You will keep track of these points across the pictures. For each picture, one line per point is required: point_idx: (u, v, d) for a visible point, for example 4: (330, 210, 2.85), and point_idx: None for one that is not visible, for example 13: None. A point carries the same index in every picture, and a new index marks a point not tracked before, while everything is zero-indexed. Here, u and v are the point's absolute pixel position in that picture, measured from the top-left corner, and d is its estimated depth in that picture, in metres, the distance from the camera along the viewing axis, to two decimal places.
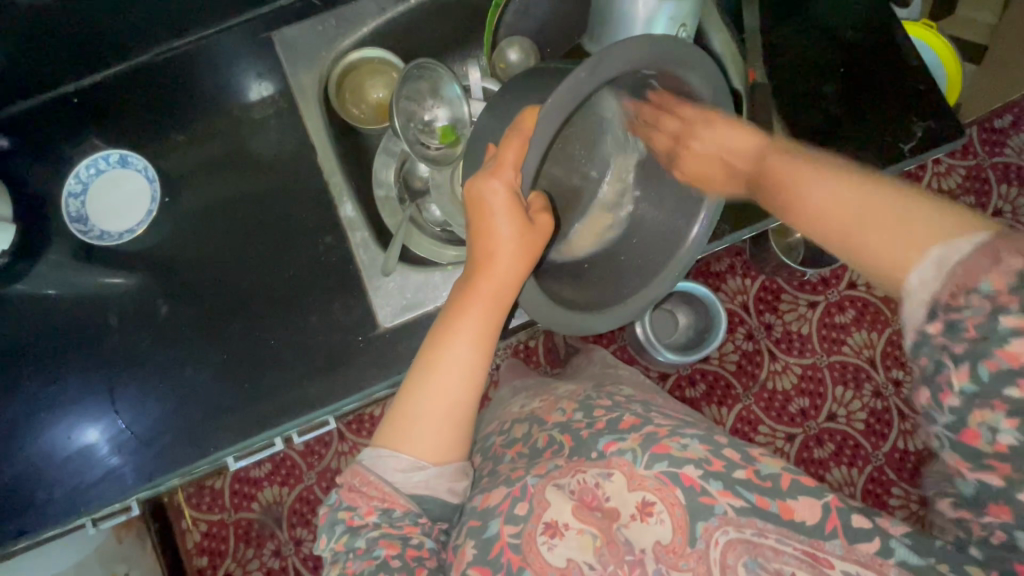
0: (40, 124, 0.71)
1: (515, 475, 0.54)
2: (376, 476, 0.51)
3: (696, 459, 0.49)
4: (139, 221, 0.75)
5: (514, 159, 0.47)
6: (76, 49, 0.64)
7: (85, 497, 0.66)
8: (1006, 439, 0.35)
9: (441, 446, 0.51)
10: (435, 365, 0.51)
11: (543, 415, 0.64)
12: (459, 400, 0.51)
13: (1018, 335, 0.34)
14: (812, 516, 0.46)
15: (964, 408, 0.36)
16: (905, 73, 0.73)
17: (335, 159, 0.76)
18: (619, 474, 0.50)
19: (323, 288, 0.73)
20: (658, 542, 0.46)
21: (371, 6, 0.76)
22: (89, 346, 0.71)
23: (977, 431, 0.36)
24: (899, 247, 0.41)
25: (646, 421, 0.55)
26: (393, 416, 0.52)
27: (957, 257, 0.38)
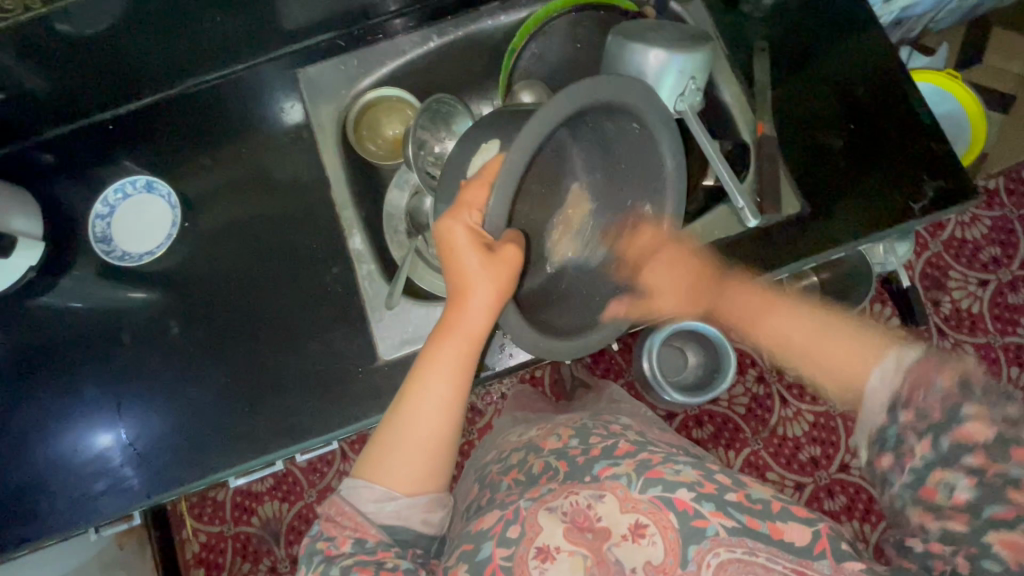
0: (78, 147, 0.77)
1: (509, 499, 0.54)
2: (350, 507, 0.51)
3: (688, 482, 0.50)
4: (159, 244, 0.77)
5: (475, 201, 0.49)
6: (117, 79, 0.71)
7: (85, 510, 0.68)
8: (963, 496, 0.40)
9: (414, 479, 0.52)
10: (410, 395, 0.52)
11: (539, 442, 0.65)
12: (435, 433, 0.52)
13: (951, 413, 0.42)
14: (801, 539, 0.47)
15: (926, 470, 0.41)
16: (918, 131, 0.73)
17: (348, 196, 0.76)
18: (611, 496, 0.50)
19: (328, 318, 0.74)
20: (648, 562, 0.46)
21: (393, 46, 0.79)
22: (100, 362, 0.73)
23: (937, 487, 0.41)
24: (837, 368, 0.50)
25: (640, 449, 0.56)
26: (372, 447, 0.53)
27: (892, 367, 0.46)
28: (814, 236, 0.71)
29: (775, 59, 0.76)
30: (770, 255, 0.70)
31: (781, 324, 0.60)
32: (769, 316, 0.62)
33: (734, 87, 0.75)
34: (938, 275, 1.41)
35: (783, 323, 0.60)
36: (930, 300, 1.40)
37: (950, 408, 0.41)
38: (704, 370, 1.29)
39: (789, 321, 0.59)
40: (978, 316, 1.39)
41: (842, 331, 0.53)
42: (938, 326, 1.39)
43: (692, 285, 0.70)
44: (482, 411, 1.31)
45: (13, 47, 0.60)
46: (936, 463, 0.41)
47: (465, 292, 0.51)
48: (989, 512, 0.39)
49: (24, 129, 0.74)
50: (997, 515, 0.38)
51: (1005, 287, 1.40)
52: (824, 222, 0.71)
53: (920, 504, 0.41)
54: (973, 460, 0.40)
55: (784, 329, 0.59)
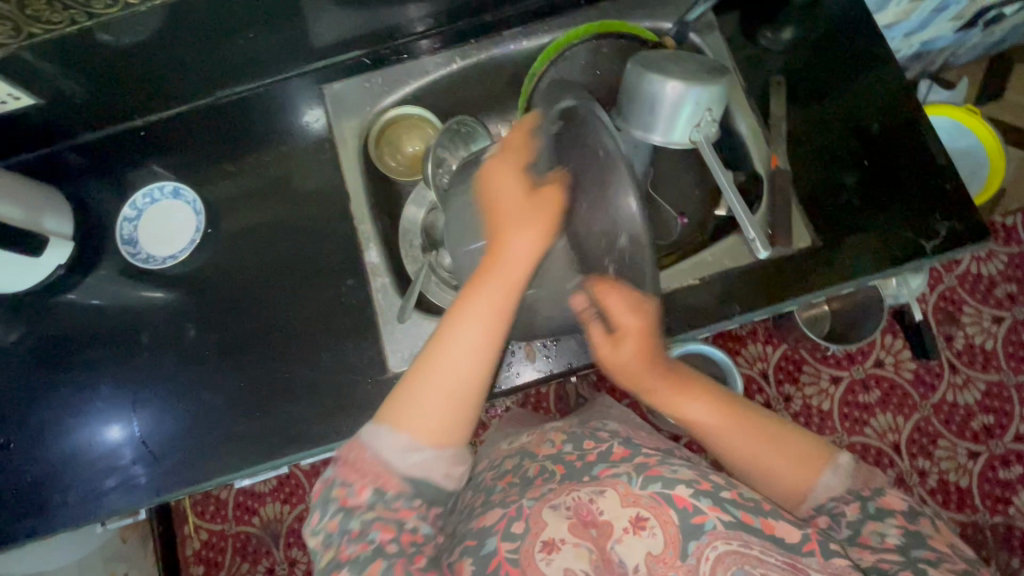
0: (111, 151, 0.80)
1: (509, 498, 0.55)
2: (372, 452, 0.49)
3: (686, 480, 0.51)
4: (182, 249, 0.78)
5: (520, 144, 0.55)
6: (152, 88, 0.75)
7: (97, 504, 0.70)
8: (892, 541, 0.50)
9: (441, 428, 0.50)
10: (441, 336, 0.52)
11: (533, 449, 0.66)
12: (465, 378, 0.51)
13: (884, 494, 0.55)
14: (790, 536, 0.49)
15: (859, 523, 0.53)
16: (932, 171, 0.73)
17: (366, 210, 0.78)
18: (612, 491, 0.51)
19: (340, 330, 0.74)
20: (649, 552, 0.47)
21: (418, 66, 0.81)
22: (119, 360, 0.75)
23: (870, 535, 0.52)
24: (794, 499, 0.57)
25: (635, 452, 0.58)
26: (398, 394, 0.51)
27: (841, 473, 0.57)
28: (824, 270, 0.71)
29: (790, 93, 0.78)
30: (778, 287, 0.71)
31: (728, 443, 0.60)
32: (710, 425, 0.60)
33: (749, 119, 0.76)
34: (952, 310, 1.40)
35: (726, 438, 0.60)
36: (943, 335, 1.39)
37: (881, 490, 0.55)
38: None
39: (731, 435, 0.60)
40: (991, 353, 1.37)
41: (787, 443, 0.59)
42: (950, 361, 1.37)
43: (700, 313, 0.71)
44: (485, 424, 1.32)
45: (57, 56, 0.64)
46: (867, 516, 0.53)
47: (509, 231, 0.52)
48: (915, 553, 0.49)
49: (62, 131, 0.77)
50: (924, 555, 0.49)
51: (1021, 325, 1.38)
52: (834, 256, 0.71)
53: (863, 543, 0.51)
54: (893, 519, 0.52)
55: (734, 450, 0.59)
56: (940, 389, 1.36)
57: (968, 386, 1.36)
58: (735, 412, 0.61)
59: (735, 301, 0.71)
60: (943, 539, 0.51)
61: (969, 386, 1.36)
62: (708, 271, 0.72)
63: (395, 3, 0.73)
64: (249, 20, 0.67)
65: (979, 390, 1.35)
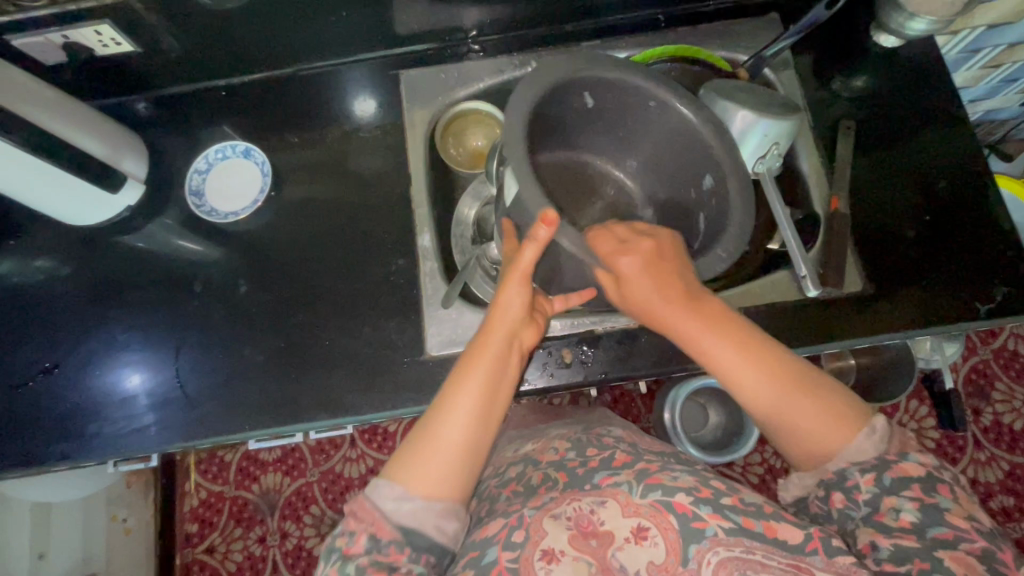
0: (191, 105, 0.84)
1: (512, 509, 0.56)
2: (371, 503, 0.51)
3: (686, 489, 0.52)
4: (245, 207, 0.81)
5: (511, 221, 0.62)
6: (241, 53, 0.78)
7: (124, 441, 0.71)
8: (907, 518, 0.51)
9: (435, 481, 0.52)
10: (453, 391, 0.55)
11: (536, 457, 0.67)
12: (455, 444, 0.53)
13: (892, 451, 0.54)
14: (792, 537, 0.51)
15: (875, 500, 0.53)
16: (995, 235, 0.72)
17: (426, 194, 0.79)
18: (612, 502, 0.52)
19: (383, 306, 0.74)
20: (651, 561, 0.49)
21: (493, 64, 0.83)
22: (167, 305, 0.78)
23: (887, 512, 0.52)
24: (815, 456, 0.56)
25: (636, 458, 0.58)
26: (403, 449, 0.54)
27: (874, 438, 0.54)
28: (872, 318, 0.70)
29: (860, 139, 0.78)
30: (824, 328, 0.70)
31: (760, 391, 0.57)
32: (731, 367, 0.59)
33: (813, 157, 0.77)
34: (983, 384, 1.37)
35: (756, 383, 0.57)
36: (970, 408, 1.35)
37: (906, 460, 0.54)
38: (724, 431, 1.28)
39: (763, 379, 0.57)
40: (1019, 434, 1.33)
41: (828, 404, 0.56)
42: (975, 436, 1.34)
43: None
44: None
45: (161, 7, 0.67)
46: (882, 496, 0.53)
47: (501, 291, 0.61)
48: (930, 533, 0.50)
49: (150, 81, 0.81)
50: (939, 535, 0.50)
51: None
52: (884, 306, 0.71)
53: (876, 527, 0.52)
54: (910, 492, 0.52)
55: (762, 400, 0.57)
56: (962, 463, 1.32)
57: (990, 464, 1.32)
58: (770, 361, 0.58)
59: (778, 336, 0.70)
60: (963, 513, 0.51)
61: (992, 465, 1.32)
62: (757, 301, 0.71)
63: None
64: None
65: (1002, 469, 1.32)
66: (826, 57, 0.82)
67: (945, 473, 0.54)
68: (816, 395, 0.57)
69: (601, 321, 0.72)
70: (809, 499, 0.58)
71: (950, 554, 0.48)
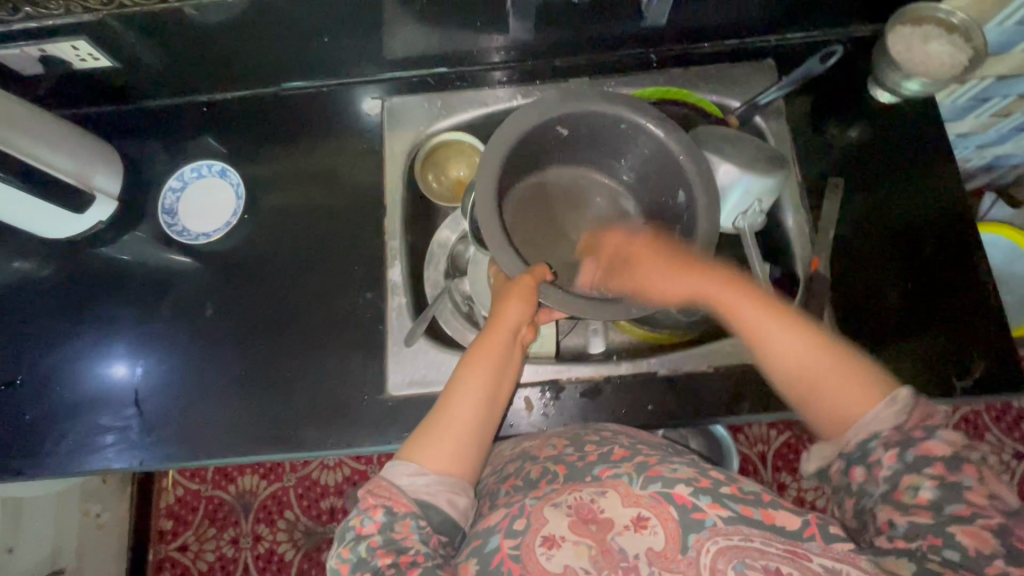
0: (171, 119, 0.83)
1: (514, 498, 0.52)
2: (385, 480, 0.51)
3: (684, 478, 0.49)
4: (217, 228, 0.79)
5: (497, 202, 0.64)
6: (222, 72, 0.77)
7: (80, 459, 0.71)
8: (926, 496, 0.46)
9: (448, 459, 0.52)
10: (465, 375, 0.57)
11: (534, 450, 0.60)
12: (468, 418, 0.54)
13: (922, 429, 0.49)
14: (790, 522, 0.47)
15: (895, 476, 0.48)
16: (981, 308, 0.70)
17: (399, 225, 0.78)
18: (612, 492, 0.49)
19: (347, 339, 0.73)
20: (650, 549, 0.46)
21: (477, 96, 0.82)
22: (132, 323, 0.77)
23: (904, 490, 0.47)
24: (835, 421, 0.53)
25: (635, 452, 0.55)
26: (417, 431, 0.54)
27: (898, 408, 0.50)
28: None
29: (848, 198, 0.76)
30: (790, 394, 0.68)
31: (779, 339, 0.56)
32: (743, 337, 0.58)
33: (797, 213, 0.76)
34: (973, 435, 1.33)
35: (772, 333, 0.57)
36: None
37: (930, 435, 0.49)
38: None
39: (777, 329, 0.57)
40: None
41: (845, 366, 0.54)
42: None
43: (706, 401, 0.69)
44: None
45: (137, 24, 0.66)
46: (903, 469, 0.48)
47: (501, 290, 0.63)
48: (947, 509, 0.46)
49: (131, 94, 0.80)
50: (956, 512, 0.45)
51: None
52: None
53: (892, 503, 0.48)
54: (931, 468, 0.47)
55: (776, 352, 0.57)
56: None
57: None
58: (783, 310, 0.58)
59: (743, 399, 0.69)
60: (989, 490, 0.46)
61: None
62: (726, 360, 0.70)
63: (466, 31, 0.74)
64: (325, 23, 0.69)
65: None
66: (819, 106, 0.79)
67: (976, 453, 0.48)
68: (837, 353, 0.55)
69: (566, 369, 0.71)
70: (829, 468, 0.53)
71: (964, 530, 0.45)
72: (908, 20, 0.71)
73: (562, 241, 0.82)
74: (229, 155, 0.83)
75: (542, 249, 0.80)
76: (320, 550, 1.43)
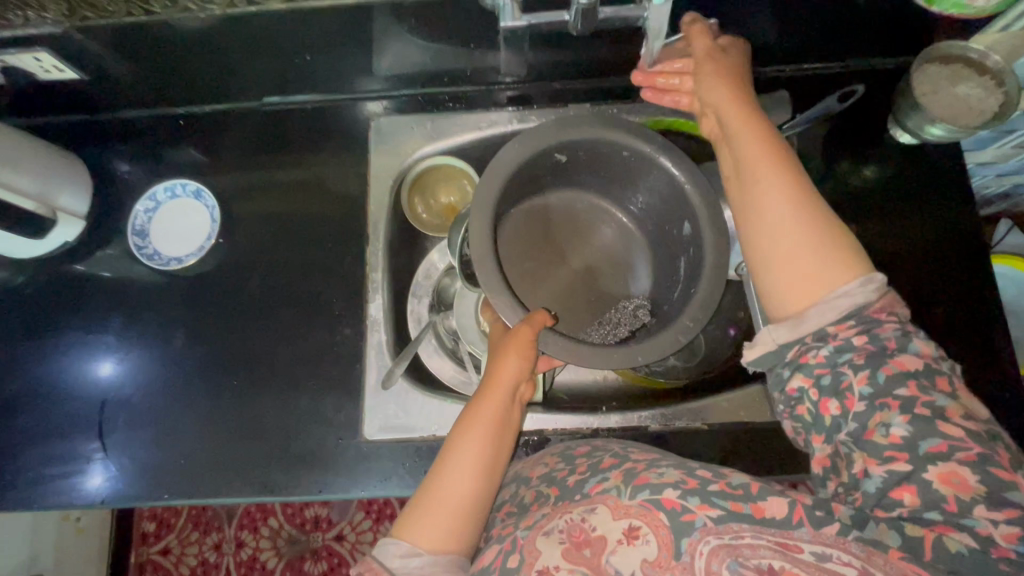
0: (145, 133, 0.79)
1: (505, 531, 0.47)
2: (376, 563, 0.45)
3: (673, 481, 0.43)
4: (190, 253, 0.75)
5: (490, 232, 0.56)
6: (197, 87, 0.72)
7: (41, 493, 0.68)
8: (899, 433, 0.40)
9: (444, 533, 0.46)
10: (461, 437, 0.50)
11: (527, 472, 0.56)
12: (464, 493, 0.47)
13: (895, 340, 0.43)
14: (778, 512, 0.40)
15: (867, 413, 0.42)
16: (993, 370, 0.66)
17: (381, 256, 0.74)
18: (602, 507, 0.43)
19: (324, 378, 0.71)
20: (645, 561, 0.39)
21: (472, 118, 0.78)
22: (97, 348, 0.73)
23: (875, 429, 0.41)
24: (803, 295, 0.45)
25: (625, 458, 0.49)
26: (410, 503, 0.48)
27: (870, 289, 0.44)
28: None
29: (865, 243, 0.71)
30: (788, 454, 0.65)
31: (765, 190, 0.47)
32: (754, 142, 0.49)
33: None
34: None
35: (762, 173, 0.47)
36: None
37: (905, 345, 0.43)
38: None
39: (775, 172, 0.47)
40: None
41: (827, 234, 0.45)
42: None
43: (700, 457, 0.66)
44: None
45: (108, 40, 0.61)
46: (876, 397, 0.42)
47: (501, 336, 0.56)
48: (923, 448, 0.40)
49: (102, 107, 0.75)
50: (932, 449, 0.40)
51: None
52: None
53: (868, 450, 0.41)
54: (904, 391, 0.41)
55: (763, 204, 0.47)
56: None
57: None
58: (790, 157, 0.48)
59: (739, 459, 0.65)
60: (961, 411, 0.41)
61: None
62: (720, 417, 0.67)
63: (459, 57, 0.69)
64: (309, 42, 0.64)
65: None
66: (834, 139, 0.74)
67: (943, 364, 0.43)
68: (829, 233, 0.45)
69: (554, 420, 0.68)
70: (794, 402, 0.46)
71: (940, 473, 0.39)
72: (938, 58, 0.66)
73: (563, 268, 0.72)
74: (206, 174, 0.79)
75: (542, 280, 0.70)
76: (302, 560, 1.40)
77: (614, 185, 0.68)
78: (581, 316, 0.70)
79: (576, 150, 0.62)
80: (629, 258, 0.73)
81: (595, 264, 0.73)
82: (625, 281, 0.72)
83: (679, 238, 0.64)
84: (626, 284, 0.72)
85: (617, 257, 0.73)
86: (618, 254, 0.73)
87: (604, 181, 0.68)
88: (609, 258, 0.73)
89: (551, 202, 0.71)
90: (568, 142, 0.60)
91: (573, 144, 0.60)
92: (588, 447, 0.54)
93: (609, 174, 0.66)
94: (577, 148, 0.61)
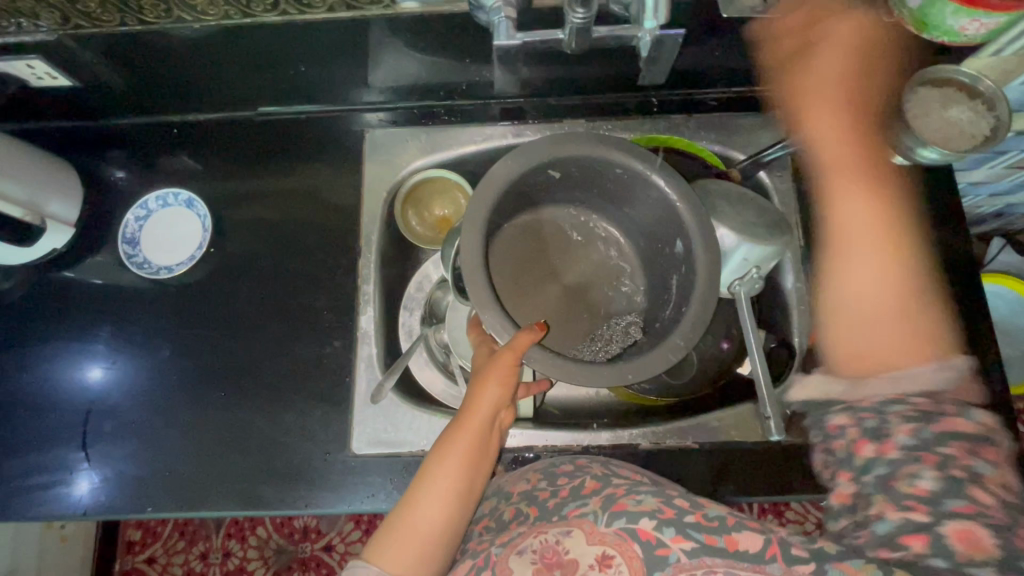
0: (138, 140, 0.78)
1: (480, 547, 0.47)
2: None
3: (650, 510, 0.42)
4: (180, 262, 0.75)
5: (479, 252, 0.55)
6: (190, 95, 0.72)
7: (19, 504, 0.67)
8: (925, 485, 0.41)
9: (415, 559, 0.46)
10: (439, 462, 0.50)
11: (509, 487, 0.55)
12: (433, 523, 0.47)
13: (956, 409, 0.44)
14: (752, 544, 0.40)
15: (900, 461, 0.43)
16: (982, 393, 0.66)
17: (372, 267, 0.74)
18: (578, 531, 0.43)
19: (312, 391, 0.70)
20: None
21: (467, 134, 0.78)
22: (82, 356, 0.73)
23: (903, 477, 0.42)
24: (867, 366, 0.51)
25: (607, 482, 0.48)
26: (384, 526, 0.48)
27: (945, 375, 0.48)
28: None
29: None
30: (780, 475, 0.64)
31: (867, 283, 0.56)
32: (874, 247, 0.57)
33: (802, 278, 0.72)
34: None
35: (868, 270, 0.56)
36: None
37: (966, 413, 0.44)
38: None
39: (881, 281, 0.55)
40: None
41: (919, 325, 0.53)
42: None
43: (690, 476, 0.65)
44: None
45: (100, 47, 0.61)
46: (916, 450, 0.43)
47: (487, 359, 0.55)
48: (948, 505, 0.40)
49: (96, 114, 0.75)
50: (957, 508, 0.40)
51: None
52: None
53: (889, 496, 0.42)
54: (947, 449, 0.42)
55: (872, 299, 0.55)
56: None
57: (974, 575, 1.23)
58: (901, 259, 0.57)
59: (730, 480, 0.65)
60: (998, 480, 0.41)
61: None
62: (709, 438, 0.66)
63: (454, 71, 0.69)
64: (301, 54, 0.64)
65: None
66: None
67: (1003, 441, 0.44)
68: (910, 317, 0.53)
69: (542, 436, 0.67)
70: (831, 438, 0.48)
71: (958, 530, 0.39)
72: (930, 79, 0.65)
73: (555, 283, 0.72)
74: (200, 182, 0.78)
75: (533, 296, 0.70)
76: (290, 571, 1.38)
77: (607, 202, 0.68)
78: (574, 332, 0.70)
79: (568, 166, 0.61)
80: (624, 274, 0.72)
81: (587, 279, 0.73)
82: (618, 297, 0.72)
83: (671, 257, 0.64)
84: (619, 300, 0.72)
85: (610, 273, 0.73)
86: (611, 270, 0.73)
87: (596, 195, 0.67)
88: (602, 273, 0.73)
89: (543, 216, 0.71)
90: (558, 157, 0.60)
91: (566, 161, 0.60)
92: (572, 466, 0.53)
93: (602, 191, 0.66)
94: (568, 163, 0.61)
